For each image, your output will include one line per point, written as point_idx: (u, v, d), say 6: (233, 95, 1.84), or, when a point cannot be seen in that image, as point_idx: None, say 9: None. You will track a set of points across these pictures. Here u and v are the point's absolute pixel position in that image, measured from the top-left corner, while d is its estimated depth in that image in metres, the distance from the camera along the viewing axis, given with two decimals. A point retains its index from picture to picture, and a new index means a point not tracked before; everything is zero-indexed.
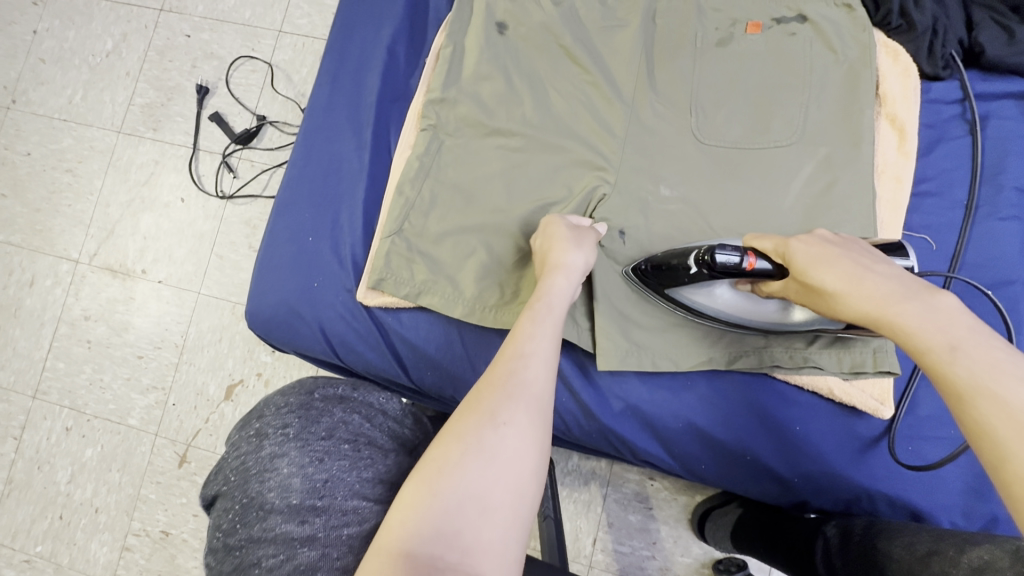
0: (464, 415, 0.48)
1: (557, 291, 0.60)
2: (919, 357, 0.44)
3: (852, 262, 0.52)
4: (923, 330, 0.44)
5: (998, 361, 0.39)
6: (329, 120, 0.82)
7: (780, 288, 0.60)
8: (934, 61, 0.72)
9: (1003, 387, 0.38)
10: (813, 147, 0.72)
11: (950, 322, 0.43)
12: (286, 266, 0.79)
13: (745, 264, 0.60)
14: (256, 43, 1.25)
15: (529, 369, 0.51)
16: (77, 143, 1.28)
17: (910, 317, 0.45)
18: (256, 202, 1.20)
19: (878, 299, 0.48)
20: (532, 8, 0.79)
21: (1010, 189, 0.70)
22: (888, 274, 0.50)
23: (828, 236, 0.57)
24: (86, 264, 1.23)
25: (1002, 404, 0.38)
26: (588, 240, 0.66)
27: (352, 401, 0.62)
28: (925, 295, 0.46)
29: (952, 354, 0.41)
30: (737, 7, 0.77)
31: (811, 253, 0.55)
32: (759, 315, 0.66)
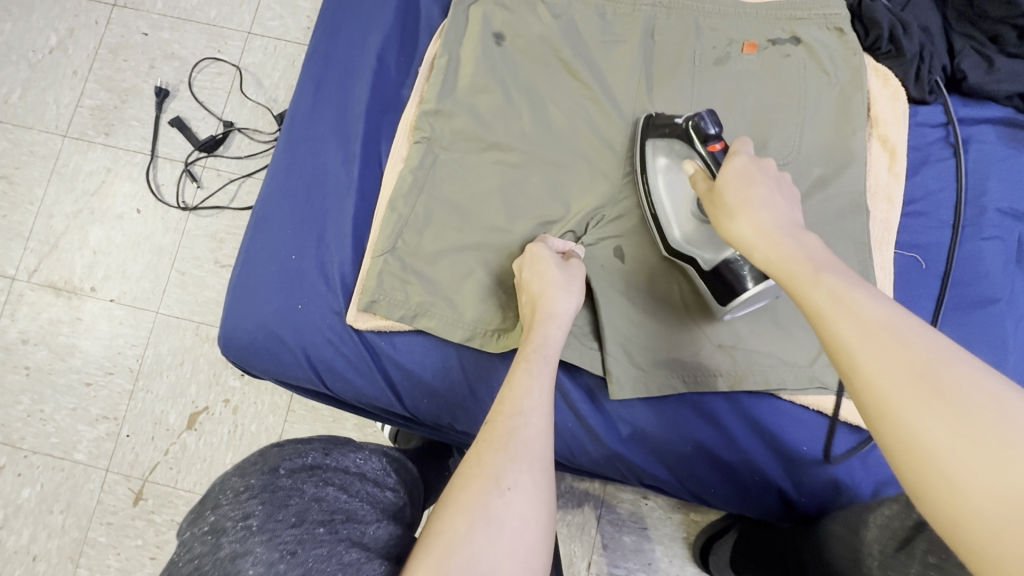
0: (469, 482, 0.46)
1: (549, 342, 0.59)
2: (787, 282, 0.44)
3: (762, 192, 0.51)
4: (793, 258, 0.45)
5: (850, 282, 0.41)
6: (313, 131, 0.77)
7: (701, 189, 0.56)
8: (922, 85, 0.74)
9: (852, 302, 0.39)
10: (808, 168, 0.73)
11: (814, 253, 0.45)
12: (266, 287, 0.72)
13: (714, 140, 0.61)
14: (223, 44, 1.17)
15: (529, 427, 0.50)
16: (15, 148, 1.15)
17: (786, 249, 0.46)
18: (223, 214, 1.11)
19: (761, 229, 0.48)
20: (531, 20, 0.76)
21: (992, 211, 0.72)
22: (782, 208, 0.50)
23: (759, 162, 0.54)
24: (24, 282, 1.10)
25: (853, 315, 0.38)
26: (574, 281, 0.64)
27: (325, 468, 0.53)
28: (796, 230, 0.48)
29: (811, 276, 0.43)
30: (734, 26, 0.77)
31: (743, 171, 0.53)
32: (671, 208, 0.67)
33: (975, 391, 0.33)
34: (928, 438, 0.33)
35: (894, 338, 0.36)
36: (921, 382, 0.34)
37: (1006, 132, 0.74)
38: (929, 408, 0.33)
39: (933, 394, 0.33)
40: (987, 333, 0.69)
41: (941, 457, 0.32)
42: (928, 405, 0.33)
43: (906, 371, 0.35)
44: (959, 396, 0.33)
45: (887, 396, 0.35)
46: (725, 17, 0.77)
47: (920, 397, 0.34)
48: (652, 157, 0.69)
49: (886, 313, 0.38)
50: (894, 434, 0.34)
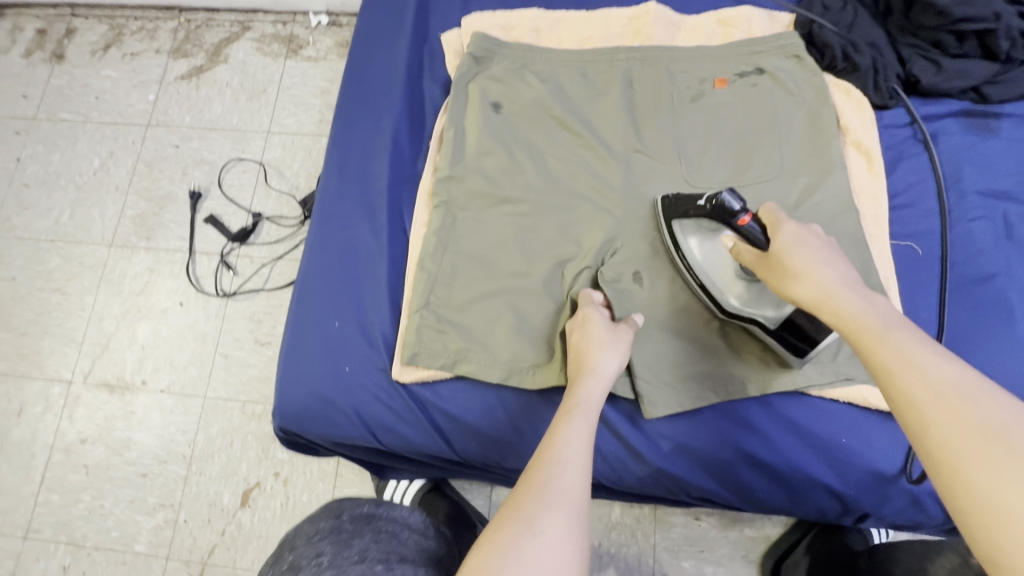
0: (504, 523, 0.49)
1: (588, 397, 0.63)
2: (856, 339, 0.48)
3: (822, 256, 0.57)
4: (859, 317, 0.49)
5: (916, 340, 0.44)
6: (341, 209, 0.85)
7: (751, 260, 0.63)
8: (881, 93, 0.82)
9: (917, 359, 0.42)
10: (793, 179, 0.79)
11: (881, 312, 0.48)
12: (316, 354, 0.79)
13: (741, 217, 0.64)
14: (246, 145, 1.30)
15: (565, 475, 0.53)
16: (66, 262, 1.26)
17: (852, 305, 0.50)
18: (258, 296, 1.19)
19: (822, 291, 0.54)
20: (522, 88, 0.86)
21: (972, 194, 0.78)
22: (842, 272, 0.55)
23: (816, 234, 0.60)
24: (80, 384, 1.18)
25: (918, 371, 0.41)
26: (621, 343, 0.68)
27: (376, 518, 0.60)
28: (864, 293, 0.52)
29: (876, 333, 0.46)
30: (702, 67, 0.86)
31: (795, 238, 0.60)
32: (720, 276, 0.71)
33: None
34: (996, 496, 0.34)
35: (959, 396, 0.38)
36: (986, 438, 0.36)
37: (968, 122, 0.81)
38: (998, 469, 0.34)
39: (998, 452, 0.35)
40: (991, 307, 0.73)
41: (1010, 517, 0.33)
42: (995, 465, 0.35)
43: (975, 433, 0.36)
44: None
45: (954, 454, 0.37)
46: (693, 60, 0.86)
47: (985, 454, 0.35)
48: (685, 237, 0.74)
49: (953, 370, 0.40)
50: (962, 491, 0.36)
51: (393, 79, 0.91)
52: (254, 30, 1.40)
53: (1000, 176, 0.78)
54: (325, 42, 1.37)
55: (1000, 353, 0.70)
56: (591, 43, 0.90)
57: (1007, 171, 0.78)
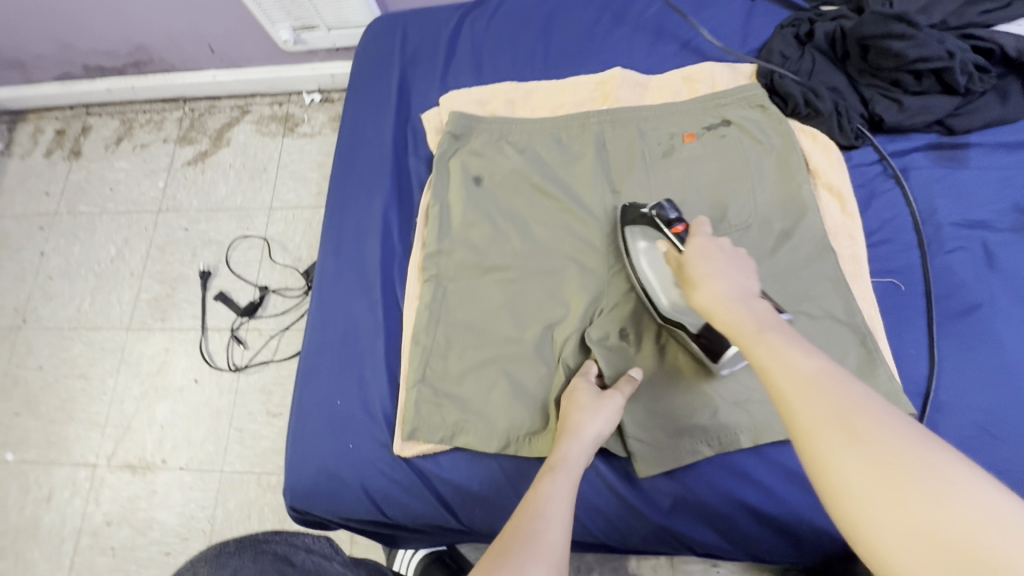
0: (492, 567, 0.52)
1: (571, 457, 0.66)
2: (740, 340, 0.55)
3: (719, 263, 0.64)
4: (744, 321, 0.56)
5: (786, 341, 0.51)
6: (338, 289, 0.89)
7: (672, 264, 0.70)
8: (847, 134, 0.84)
9: (788, 359, 0.49)
10: (768, 226, 0.82)
11: (761, 316, 0.56)
12: (321, 434, 0.81)
13: (675, 225, 0.74)
14: (250, 223, 1.37)
15: (550, 530, 0.56)
16: (88, 348, 1.32)
17: (736, 311, 0.57)
18: (268, 368, 1.23)
19: (714, 298, 0.60)
20: (501, 160, 0.90)
21: (947, 225, 0.79)
22: (732, 277, 0.62)
23: (713, 241, 0.66)
24: (104, 466, 1.22)
25: (789, 371, 0.48)
26: (611, 411, 0.69)
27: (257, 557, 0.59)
28: (747, 298, 0.59)
29: (757, 337, 0.53)
30: (671, 123, 0.90)
31: (702, 248, 0.66)
32: (660, 279, 0.76)
33: (883, 433, 0.42)
34: (848, 477, 0.41)
35: (823, 390, 0.46)
36: (840, 428, 0.43)
37: (936, 155, 0.83)
38: (850, 450, 0.42)
39: (848, 439, 0.42)
40: (980, 339, 0.73)
41: (857, 494, 0.40)
42: (848, 447, 0.42)
43: (833, 420, 0.44)
44: (868, 439, 0.42)
45: (818, 442, 0.44)
46: (662, 118, 0.90)
47: (839, 438, 0.43)
48: (633, 241, 0.78)
49: (815, 368, 0.48)
50: (823, 470, 0.43)
51: (380, 160, 0.96)
52: (252, 112, 1.48)
53: (974, 205, 0.79)
54: (319, 117, 1.44)
55: (994, 385, 0.70)
56: (563, 109, 0.94)
57: (980, 200, 0.79)
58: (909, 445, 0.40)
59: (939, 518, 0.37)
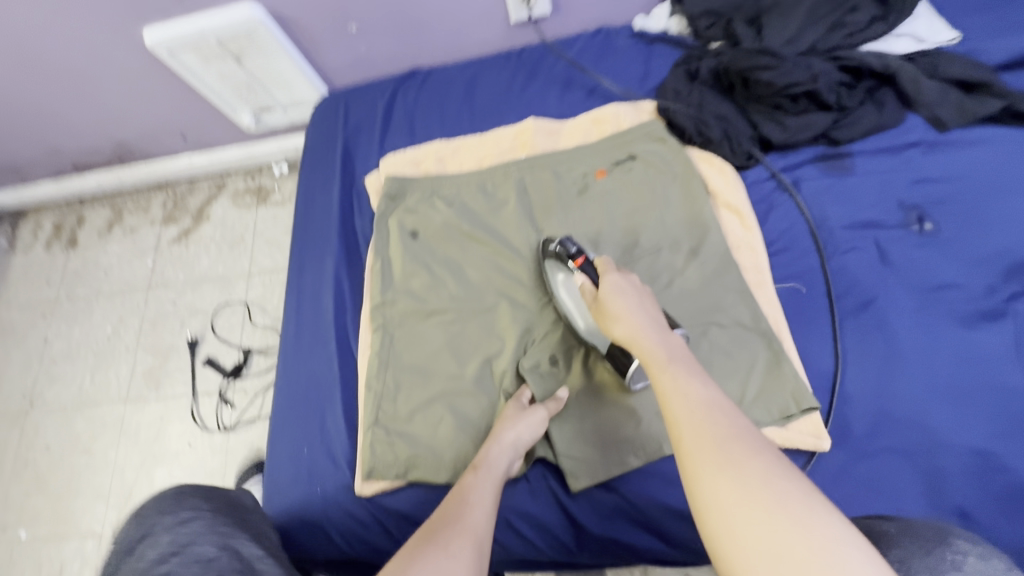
0: (423, 545, 0.58)
1: (494, 461, 0.74)
2: (651, 368, 0.64)
3: (638, 299, 0.73)
4: (657, 352, 0.65)
5: (688, 375, 0.61)
6: (299, 346, 0.98)
7: (588, 296, 0.78)
8: (739, 156, 0.92)
9: (686, 389, 0.59)
10: (677, 246, 0.89)
11: (671, 350, 0.65)
12: (291, 482, 0.88)
13: (577, 257, 0.84)
14: (232, 290, 1.48)
15: (473, 516, 0.64)
16: (91, 423, 1.41)
17: (650, 342, 0.66)
18: (255, 425, 1.31)
19: (632, 330, 0.69)
20: (433, 213, 0.99)
21: (839, 229, 0.86)
22: (650, 314, 0.71)
23: (631, 281, 0.76)
24: (110, 534, 1.29)
25: (686, 399, 0.58)
26: (533, 420, 0.77)
27: (217, 501, 0.65)
28: (661, 333, 0.68)
29: (666, 367, 0.62)
30: (584, 162, 0.98)
31: (619, 284, 0.75)
32: (574, 305, 0.85)
33: (749, 456, 0.51)
34: (718, 489, 0.50)
35: (710, 418, 0.55)
36: (718, 449, 0.52)
37: (824, 165, 0.90)
38: (721, 467, 0.51)
39: (723, 458, 0.51)
40: (877, 331, 0.78)
41: (722, 503, 0.49)
42: (720, 465, 0.51)
43: (714, 443, 0.53)
44: (738, 459, 0.50)
45: (698, 458, 0.52)
46: (575, 159, 0.99)
47: (715, 457, 0.51)
48: (553, 274, 0.88)
49: (706, 399, 0.57)
50: (698, 483, 0.52)
51: (329, 225, 1.06)
52: (228, 188, 1.61)
53: (863, 208, 0.86)
54: (288, 186, 1.57)
55: (894, 372, 0.75)
56: (487, 160, 1.03)
57: (867, 202, 0.86)
58: (769, 468, 0.50)
59: (780, 527, 0.45)
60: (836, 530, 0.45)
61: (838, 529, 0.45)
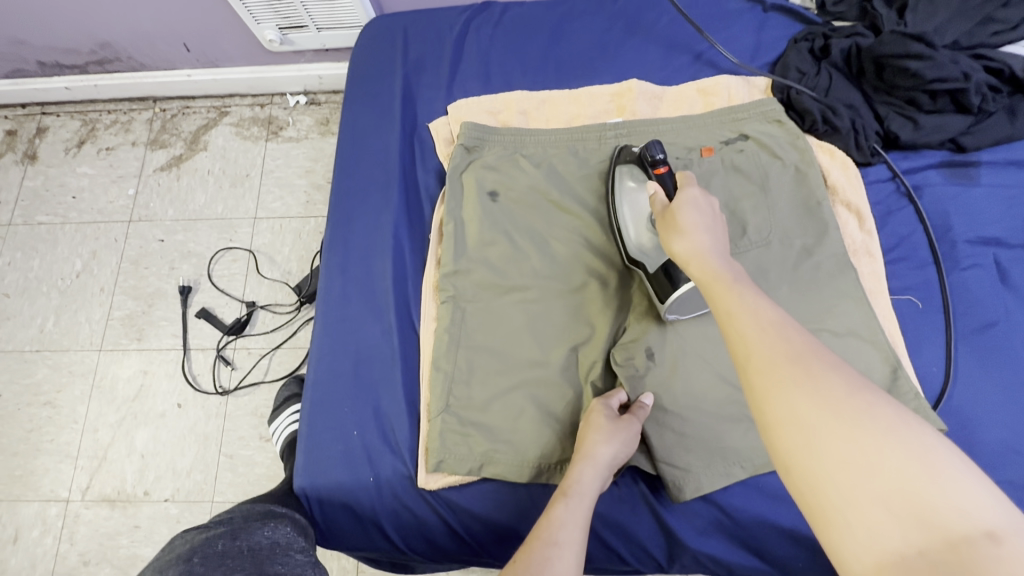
0: None
1: (585, 483, 0.66)
2: (710, 289, 0.52)
3: (699, 218, 0.61)
4: (721, 273, 0.53)
5: (754, 293, 0.49)
6: (346, 311, 0.84)
7: (653, 206, 0.68)
8: (863, 151, 0.84)
9: (754, 306, 0.47)
10: (791, 241, 0.81)
11: (737, 271, 0.53)
12: (337, 471, 0.75)
13: (659, 165, 0.75)
14: (234, 233, 1.28)
15: (560, 558, 0.59)
16: (55, 371, 1.21)
17: (715, 264, 0.55)
18: (259, 389, 1.16)
19: (694, 253, 0.57)
20: (517, 174, 0.86)
21: (962, 243, 0.80)
22: (710, 234, 0.59)
23: (711, 202, 0.63)
24: (78, 501, 1.12)
25: (755, 315, 0.46)
26: (628, 436, 0.68)
27: (236, 555, 0.57)
28: (727, 258, 0.56)
29: (729, 285, 0.51)
30: (689, 137, 0.88)
31: (692, 199, 0.63)
32: (633, 215, 0.79)
33: (834, 377, 0.40)
34: (796, 412, 0.39)
35: (782, 335, 0.44)
36: (797, 369, 0.41)
37: (948, 172, 0.84)
38: (802, 391, 0.40)
39: (802, 379, 0.40)
40: (998, 356, 0.74)
41: (803, 431, 0.38)
42: (800, 387, 0.40)
43: (789, 364, 0.41)
44: (823, 381, 0.39)
45: (769, 381, 0.41)
46: (680, 132, 0.88)
47: (793, 380, 0.40)
48: (621, 180, 0.82)
49: (777, 317, 0.46)
50: (771, 412, 0.41)
51: (386, 174, 0.91)
52: (231, 114, 1.39)
53: (988, 222, 0.81)
54: (305, 121, 1.36)
55: (1015, 401, 0.72)
56: (579, 121, 0.91)
57: (992, 217, 0.81)
58: (861, 391, 0.38)
59: (884, 457, 0.35)
60: (949, 454, 0.34)
61: (951, 454, 0.35)
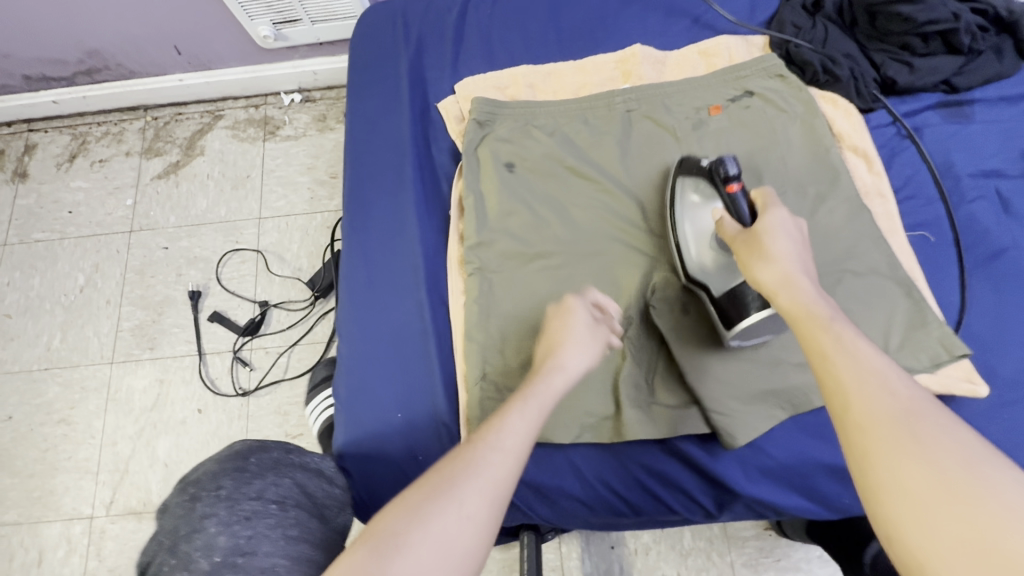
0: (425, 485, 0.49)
1: (548, 386, 0.62)
2: (802, 319, 0.53)
3: (786, 245, 0.61)
4: (811, 304, 0.54)
5: (854, 337, 0.49)
6: (374, 294, 0.84)
7: (728, 228, 0.68)
8: (864, 98, 0.87)
9: (855, 352, 0.47)
10: (803, 189, 0.83)
11: (830, 305, 0.54)
12: (382, 450, 0.75)
13: (732, 182, 0.70)
14: (240, 235, 1.27)
15: (499, 457, 0.52)
16: (66, 388, 1.19)
17: (805, 293, 0.55)
18: (281, 387, 1.15)
19: (782, 276, 0.57)
20: (532, 145, 0.87)
21: (966, 177, 0.83)
22: (796, 261, 0.59)
23: (790, 224, 0.63)
24: (103, 516, 1.10)
25: (853, 364, 0.46)
26: (595, 343, 0.68)
27: (289, 465, 0.59)
28: (816, 285, 0.57)
29: (826, 321, 0.51)
30: (696, 97, 0.90)
31: (772, 223, 0.63)
32: (701, 237, 0.75)
33: (943, 441, 0.40)
34: (902, 480, 0.39)
35: (884, 387, 0.44)
36: (903, 434, 0.41)
37: (945, 112, 0.87)
38: (907, 457, 0.40)
39: (910, 443, 0.40)
40: (1011, 280, 0.77)
41: (907, 499, 0.38)
42: (906, 452, 0.40)
43: (891, 421, 0.42)
44: (931, 449, 0.40)
45: (870, 444, 0.42)
46: (686, 93, 0.90)
47: (898, 443, 0.41)
48: (684, 192, 0.78)
49: (883, 366, 0.46)
50: (871, 470, 0.41)
51: (400, 155, 0.91)
52: (226, 117, 1.37)
53: (987, 156, 0.84)
54: (302, 118, 1.36)
55: None
56: (586, 90, 0.93)
57: (991, 150, 0.84)
58: (973, 462, 0.38)
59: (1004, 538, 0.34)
60: None
61: None
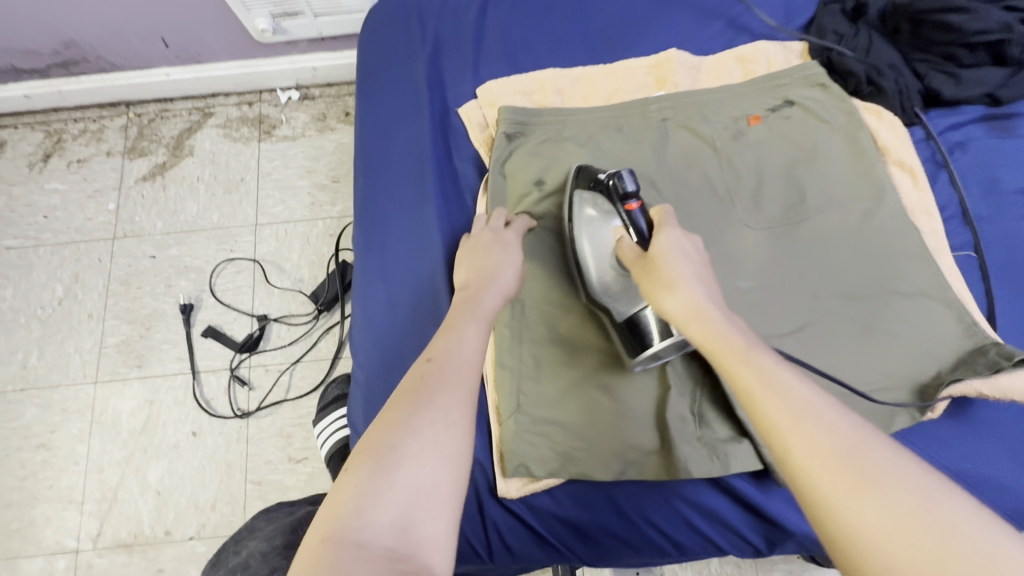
0: (400, 403, 0.49)
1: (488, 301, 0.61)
2: (720, 357, 0.49)
3: (692, 265, 0.56)
4: (726, 336, 0.50)
5: (775, 366, 0.46)
6: (394, 318, 0.78)
7: (630, 255, 0.62)
8: (909, 111, 0.84)
9: (782, 386, 0.44)
10: (848, 205, 0.79)
11: (745, 332, 0.50)
12: None
13: (631, 202, 0.65)
14: (234, 243, 1.19)
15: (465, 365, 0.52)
16: (45, 410, 1.09)
17: (717, 323, 0.51)
18: (283, 408, 1.08)
19: (693, 303, 0.53)
20: (563, 156, 0.81)
21: (1015, 194, 0.80)
22: (699, 280, 0.55)
23: (693, 242, 0.59)
24: (89, 550, 1.01)
25: (782, 402, 0.43)
26: (518, 255, 0.68)
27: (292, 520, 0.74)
28: (724, 309, 0.53)
29: (745, 355, 0.47)
30: (733, 106, 0.85)
31: (675, 244, 0.58)
32: (602, 256, 0.69)
33: (888, 474, 0.38)
34: (863, 524, 0.37)
35: (820, 423, 0.41)
36: (852, 474, 0.38)
37: (989, 125, 0.84)
38: (859, 499, 0.37)
39: (860, 482, 0.38)
40: None
41: (882, 555, 0.36)
42: (857, 493, 0.38)
43: (836, 460, 0.39)
44: (884, 484, 0.37)
45: (824, 493, 0.39)
46: (723, 102, 0.85)
47: (848, 484, 0.38)
48: (581, 207, 0.72)
49: (809, 398, 0.43)
50: (828, 516, 0.38)
51: (420, 166, 0.84)
52: (217, 115, 1.28)
53: None
54: (300, 117, 1.27)
55: None
56: (618, 97, 0.87)
57: None
58: (925, 493, 0.37)
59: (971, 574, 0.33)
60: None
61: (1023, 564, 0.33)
